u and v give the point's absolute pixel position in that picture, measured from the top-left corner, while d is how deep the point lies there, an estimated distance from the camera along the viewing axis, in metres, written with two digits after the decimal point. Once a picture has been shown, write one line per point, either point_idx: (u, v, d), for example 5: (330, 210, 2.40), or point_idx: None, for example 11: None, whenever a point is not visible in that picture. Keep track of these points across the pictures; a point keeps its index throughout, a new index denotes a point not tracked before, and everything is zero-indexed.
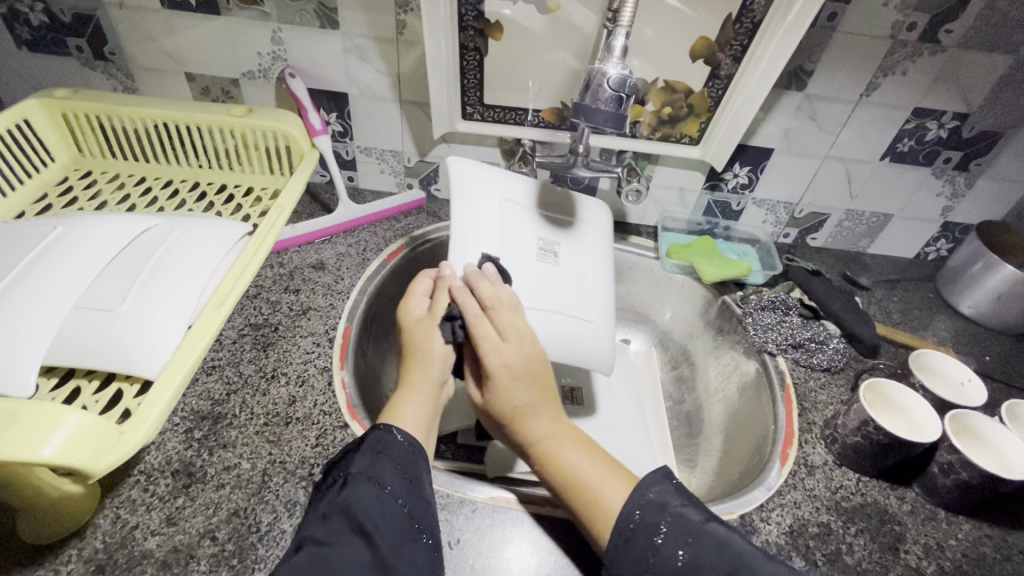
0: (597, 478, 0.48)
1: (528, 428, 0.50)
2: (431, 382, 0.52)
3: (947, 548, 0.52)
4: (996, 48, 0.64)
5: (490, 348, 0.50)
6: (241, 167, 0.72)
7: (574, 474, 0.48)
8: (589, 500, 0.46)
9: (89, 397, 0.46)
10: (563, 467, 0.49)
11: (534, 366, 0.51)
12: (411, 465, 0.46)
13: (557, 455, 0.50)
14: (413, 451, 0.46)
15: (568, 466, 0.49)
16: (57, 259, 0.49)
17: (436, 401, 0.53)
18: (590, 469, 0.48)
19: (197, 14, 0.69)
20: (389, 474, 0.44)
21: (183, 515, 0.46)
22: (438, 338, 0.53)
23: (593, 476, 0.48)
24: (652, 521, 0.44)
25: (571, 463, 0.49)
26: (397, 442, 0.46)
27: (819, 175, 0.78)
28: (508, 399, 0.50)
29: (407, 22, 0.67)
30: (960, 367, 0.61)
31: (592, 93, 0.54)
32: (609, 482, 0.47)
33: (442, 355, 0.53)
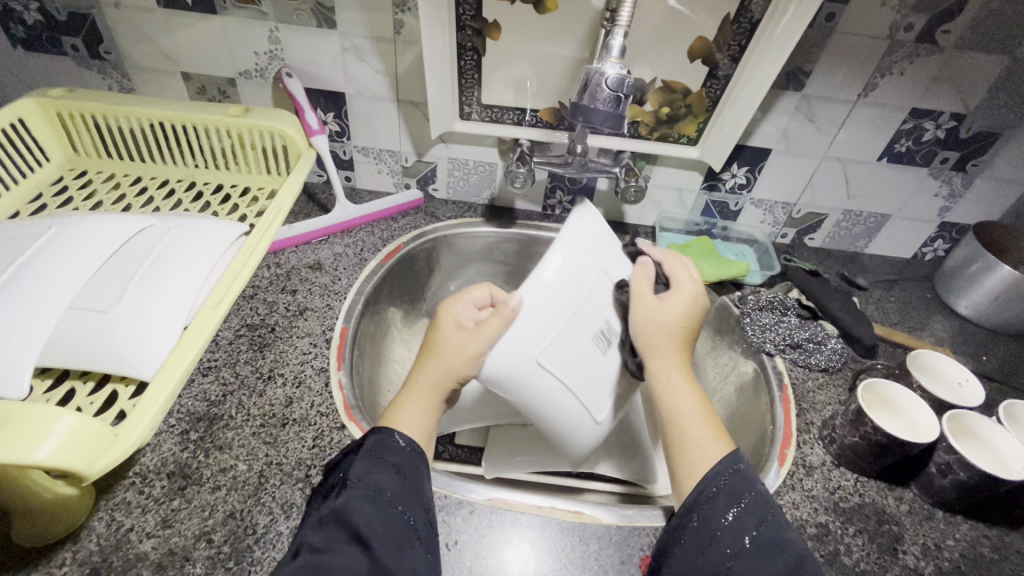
0: (699, 431, 0.50)
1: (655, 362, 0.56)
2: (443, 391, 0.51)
3: (945, 548, 0.52)
4: (993, 49, 0.64)
5: (683, 279, 0.60)
6: (238, 167, 0.72)
7: (681, 416, 0.51)
8: (681, 440, 0.50)
9: (84, 398, 0.46)
10: (675, 407, 0.52)
11: (690, 326, 0.57)
12: (411, 469, 0.45)
13: (673, 396, 0.53)
14: (414, 458, 0.46)
15: (677, 407, 0.52)
16: (52, 261, 0.49)
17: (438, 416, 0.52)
18: (693, 417, 0.51)
19: (193, 13, 0.69)
20: (385, 476, 0.44)
21: (178, 517, 0.46)
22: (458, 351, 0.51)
23: (698, 433, 0.49)
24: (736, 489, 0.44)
25: (678, 407, 0.52)
26: (398, 447, 0.46)
27: (817, 175, 0.78)
28: (660, 319, 0.56)
29: (404, 22, 0.67)
30: (958, 367, 0.61)
31: (590, 93, 0.55)
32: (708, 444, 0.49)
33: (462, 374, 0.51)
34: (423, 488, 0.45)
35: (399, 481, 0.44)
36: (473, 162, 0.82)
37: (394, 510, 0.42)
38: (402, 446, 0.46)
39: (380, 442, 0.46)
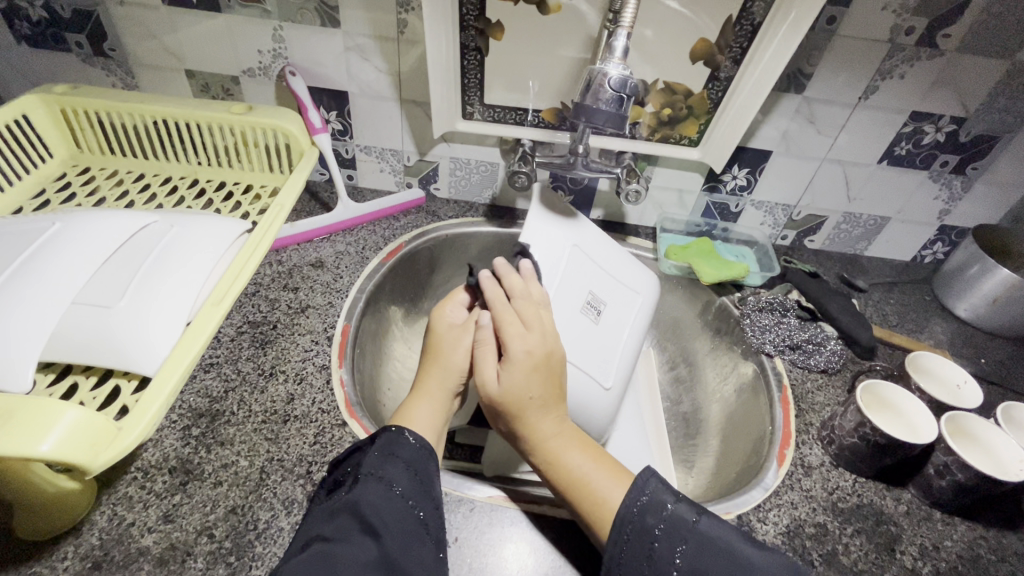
0: (602, 479, 0.48)
1: (533, 425, 0.51)
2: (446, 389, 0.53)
3: (943, 549, 0.52)
4: (993, 53, 0.64)
5: (513, 333, 0.51)
6: (241, 165, 0.72)
7: (575, 474, 0.49)
8: (590, 501, 0.47)
9: (87, 393, 0.46)
10: (566, 469, 0.49)
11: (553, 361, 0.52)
12: (422, 466, 0.46)
13: (560, 456, 0.50)
14: (424, 454, 0.47)
15: (571, 468, 0.49)
16: (56, 256, 0.49)
17: (445, 411, 0.53)
18: (592, 470, 0.49)
19: (198, 11, 0.69)
20: (398, 472, 0.44)
21: (179, 512, 0.46)
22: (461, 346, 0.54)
23: (597, 477, 0.48)
24: (648, 524, 0.44)
25: (573, 465, 0.49)
26: (408, 444, 0.46)
27: (817, 177, 0.79)
28: (517, 386, 0.50)
29: (408, 21, 0.67)
30: (956, 369, 0.61)
31: (592, 94, 0.55)
32: (610, 483, 0.48)
33: (459, 370, 0.53)
34: (433, 480, 0.46)
35: (411, 478, 0.45)
36: (475, 161, 0.82)
37: (404, 502, 0.43)
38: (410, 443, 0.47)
39: (391, 440, 0.46)
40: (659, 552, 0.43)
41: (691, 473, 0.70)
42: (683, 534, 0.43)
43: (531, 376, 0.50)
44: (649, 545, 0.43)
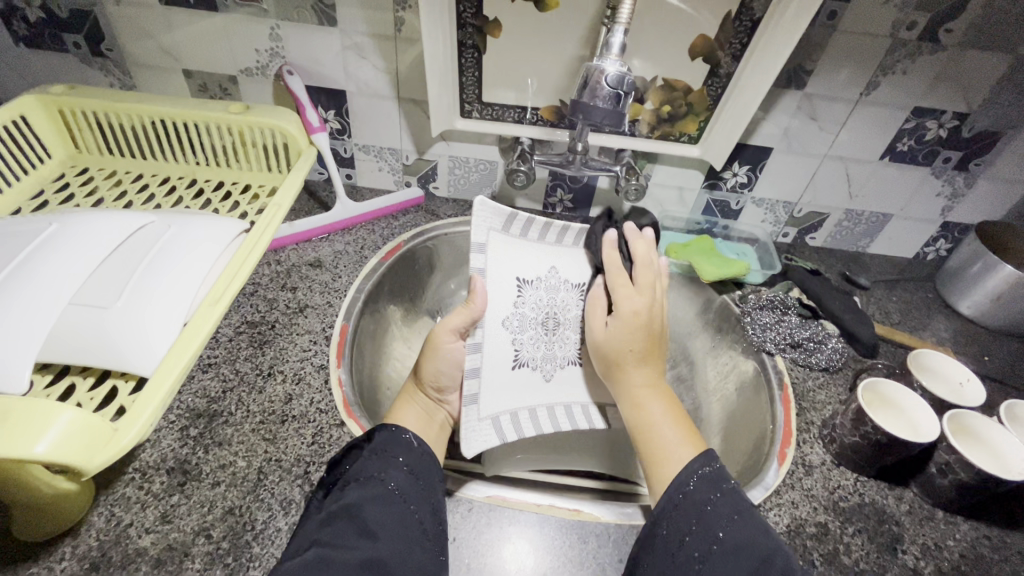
0: (671, 437, 0.50)
1: (626, 370, 0.55)
2: (430, 399, 0.60)
3: (945, 548, 0.51)
4: (995, 48, 0.63)
5: (624, 293, 0.58)
6: (239, 164, 0.72)
7: (653, 423, 0.52)
8: (657, 450, 0.50)
9: (84, 394, 0.46)
10: (646, 416, 0.52)
11: (653, 322, 0.57)
12: (420, 467, 0.48)
13: (644, 404, 0.53)
14: (425, 458, 0.49)
15: (650, 417, 0.52)
16: (52, 257, 0.49)
17: (433, 414, 0.59)
18: (668, 426, 0.51)
19: (194, 10, 0.69)
20: (398, 470, 0.46)
21: (177, 513, 0.46)
22: (444, 359, 0.59)
23: (668, 436, 0.50)
24: (709, 485, 0.44)
25: (655, 416, 0.52)
26: (408, 444, 0.49)
27: (818, 174, 0.78)
28: (614, 341, 0.56)
29: (405, 19, 0.67)
30: (959, 367, 0.61)
31: (590, 90, 0.56)
32: (681, 443, 0.50)
33: (439, 384, 0.59)
34: (433, 482, 0.48)
35: (410, 478, 0.47)
36: (473, 160, 0.82)
37: (409, 509, 0.44)
38: (413, 445, 0.49)
39: (391, 439, 0.48)
40: (709, 515, 0.43)
41: None
42: (735, 509, 0.43)
43: (632, 330, 0.56)
44: (700, 506, 0.43)
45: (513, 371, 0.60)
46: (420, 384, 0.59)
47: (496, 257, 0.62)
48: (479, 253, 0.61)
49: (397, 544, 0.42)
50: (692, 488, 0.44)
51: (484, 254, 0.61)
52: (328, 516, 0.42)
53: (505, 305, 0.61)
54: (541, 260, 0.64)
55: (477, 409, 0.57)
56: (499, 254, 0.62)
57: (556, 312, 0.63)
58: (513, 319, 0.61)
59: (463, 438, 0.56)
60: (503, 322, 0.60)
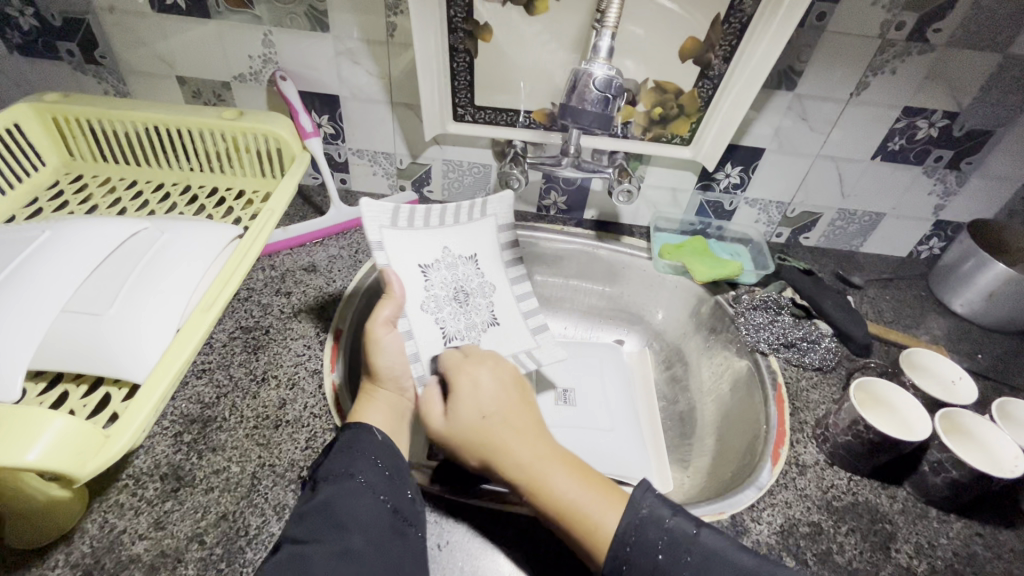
0: (589, 505, 0.46)
1: (506, 456, 0.49)
2: (393, 392, 0.56)
3: (938, 546, 0.51)
4: (984, 47, 0.64)
5: (471, 377, 0.55)
6: (233, 170, 0.72)
7: (563, 500, 0.46)
8: (582, 525, 0.45)
9: (77, 401, 0.46)
10: (553, 492, 0.47)
11: (511, 393, 0.55)
12: (390, 463, 0.48)
13: (545, 481, 0.48)
14: (391, 452, 0.49)
15: (557, 494, 0.47)
16: (45, 265, 0.50)
17: (398, 406, 0.55)
18: (578, 494, 0.47)
19: (187, 18, 0.69)
20: (366, 467, 0.46)
21: (170, 519, 0.46)
22: (387, 350, 0.56)
23: (585, 501, 0.46)
24: (649, 538, 0.44)
25: (560, 490, 0.47)
26: (374, 441, 0.49)
27: (811, 174, 0.79)
28: (479, 424, 0.51)
29: (397, 24, 0.67)
30: (950, 365, 0.61)
31: (578, 94, 0.56)
32: (600, 509, 0.46)
33: (394, 375, 0.56)
34: (406, 478, 0.48)
35: (382, 471, 0.47)
36: (466, 163, 0.82)
37: (381, 500, 0.45)
38: (377, 439, 0.49)
39: (356, 437, 0.48)
40: (667, 553, 0.43)
41: (686, 473, 0.70)
42: (686, 546, 0.43)
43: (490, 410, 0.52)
44: (653, 558, 0.43)
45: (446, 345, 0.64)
46: (375, 380, 0.56)
47: (396, 248, 0.64)
48: (379, 253, 0.63)
49: (369, 534, 0.42)
50: (635, 543, 0.44)
51: (385, 251, 0.64)
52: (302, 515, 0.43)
53: (417, 291, 0.64)
54: (433, 242, 0.67)
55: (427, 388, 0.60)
56: (396, 246, 0.64)
57: (464, 285, 0.68)
58: (428, 301, 0.65)
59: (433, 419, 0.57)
60: (422, 306, 0.64)
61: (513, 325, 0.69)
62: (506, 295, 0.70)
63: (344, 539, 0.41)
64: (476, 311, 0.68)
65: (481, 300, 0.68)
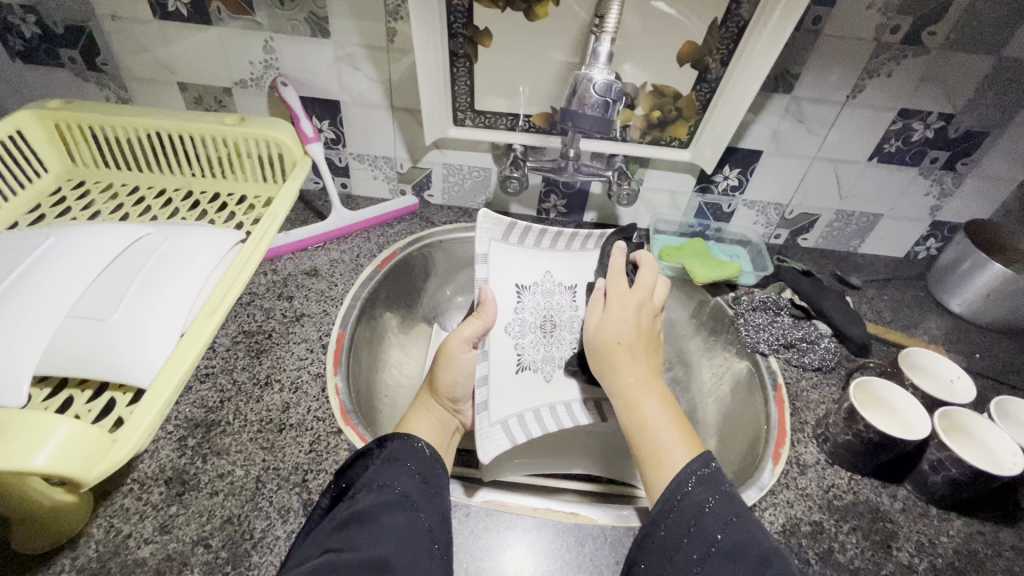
0: (665, 439, 0.49)
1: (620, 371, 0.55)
2: (445, 407, 0.59)
3: (939, 545, 0.52)
4: (979, 49, 0.64)
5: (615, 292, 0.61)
6: (235, 176, 0.73)
7: (648, 424, 0.51)
8: (651, 453, 0.49)
9: (82, 406, 0.46)
10: (643, 416, 0.52)
11: (645, 322, 0.59)
12: (428, 473, 0.48)
13: (640, 403, 0.52)
14: (434, 466, 0.49)
15: (646, 418, 0.51)
16: (51, 271, 0.50)
17: (446, 422, 0.59)
18: (664, 424, 0.51)
19: (189, 24, 0.69)
20: (405, 480, 0.46)
21: (175, 523, 0.46)
22: (458, 369, 0.59)
23: (664, 436, 0.50)
24: (703, 492, 0.44)
25: (650, 415, 0.51)
26: (419, 454, 0.48)
27: (808, 176, 0.79)
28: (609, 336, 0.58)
29: (397, 30, 0.68)
30: (949, 364, 0.61)
31: (578, 98, 0.57)
32: (677, 445, 0.49)
33: (453, 394, 0.59)
34: (442, 490, 0.48)
35: (421, 485, 0.47)
36: (467, 167, 0.83)
37: (418, 517, 0.44)
38: (425, 452, 0.49)
39: (400, 451, 0.48)
40: (707, 517, 0.42)
41: None
42: (734, 512, 0.42)
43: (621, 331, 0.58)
44: (700, 507, 0.43)
45: (518, 375, 0.62)
46: (435, 393, 0.59)
47: (497, 265, 0.65)
48: (483, 265, 0.64)
49: (402, 546, 0.41)
50: (691, 491, 0.44)
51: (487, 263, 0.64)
52: (339, 524, 0.42)
53: (508, 312, 0.64)
54: (538, 265, 0.67)
55: (488, 415, 0.58)
56: (502, 263, 0.65)
57: (555, 316, 0.66)
58: (514, 325, 0.64)
59: (480, 443, 0.57)
60: (505, 328, 0.63)
61: None
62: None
63: (375, 547, 0.40)
64: (558, 347, 0.65)
65: (567, 334, 0.65)
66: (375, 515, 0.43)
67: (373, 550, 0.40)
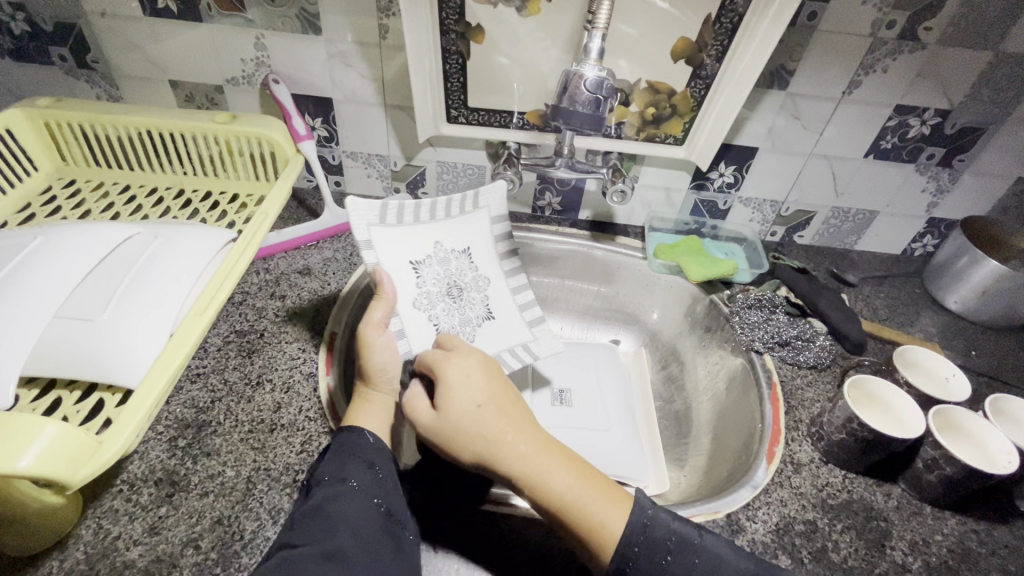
0: (589, 502, 0.45)
1: (499, 449, 0.48)
2: (388, 393, 0.54)
3: (933, 543, 0.52)
4: (976, 44, 0.64)
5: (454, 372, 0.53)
6: (226, 174, 0.72)
7: (560, 495, 0.46)
8: (585, 523, 0.45)
9: (71, 407, 0.46)
10: (549, 489, 0.46)
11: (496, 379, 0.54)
12: (381, 463, 0.48)
13: (541, 477, 0.47)
14: (380, 453, 0.48)
15: (555, 489, 0.46)
16: (39, 271, 0.50)
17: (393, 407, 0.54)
18: (578, 489, 0.46)
19: (179, 21, 0.69)
20: (357, 470, 0.46)
21: (166, 524, 0.46)
22: (380, 351, 0.54)
23: (584, 497, 0.46)
24: (659, 539, 0.44)
25: (559, 487, 0.46)
26: (365, 442, 0.48)
27: (804, 173, 0.79)
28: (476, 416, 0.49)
29: (390, 26, 0.67)
30: (944, 362, 0.61)
31: (569, 95, 0.56)
32: (605, 508, 0.45)
33: (387, 376, 0.54)
34: (396, 482, 0.47)
35: (373, 475, 0.46)
36: (460, 165, 0.82)
37: (371, 503, 0.44)
38: (370, 443, 0.49)
39: (348, 440, 0.48)
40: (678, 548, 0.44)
41: (682, 472, 0.69)
42: (694, 552, 0.44)
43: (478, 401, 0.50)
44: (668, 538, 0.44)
45: None
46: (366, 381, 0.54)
47: (382, 249, 0.62)
48: (367, 252, 0.61)
49: (358, 535, 0.42)
50: (642, 547, 0.43)
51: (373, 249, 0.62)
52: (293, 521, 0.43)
53: (410, 289, 0.63)
54: (422, 238, 0.65)
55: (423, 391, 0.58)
56: (384, 246, 0.63)
57: (455, 280, 0.66)
58: (421, 298, 0.63)
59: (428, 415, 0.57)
60: (414, 304, 0.62)
61: (511, 319, 0.67)
62: (500, 287, 0.68)
63: (332, 540, 0.41)
64: (467, 308, 0.65)
65: (473, 295, 0.66)
66: (322, 508, 0.43)
67: (327, 542, 0.41)
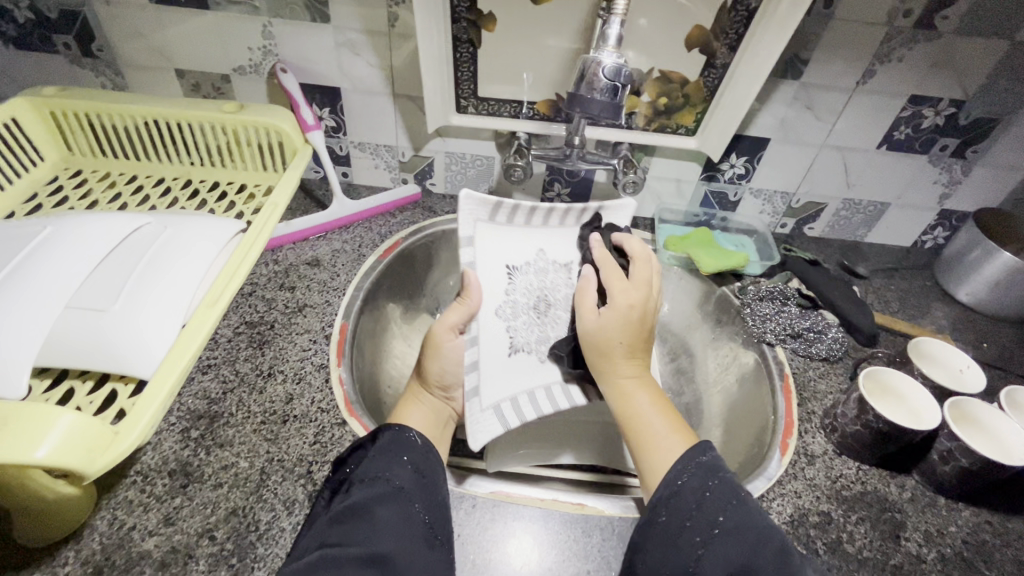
0: (659, 428, 0.50)
1: (613, 360, 0.54)
2: (438, 398, 0.58)
3: (947, 534, 0.52)
4: (993, 34, 0.63)
5: (620, 287, 0.57)
6: (234, 164, 0.71)
7: (639, 415, 0.51)
8: (646, 440, 0.50)
9: (83, 397, 0.46)
10: (635, 406, 0.52)
11: (648, 317, 0.57)
12: (426, 466, 0.47)
13: (630, 396, 0.53)
14: (428, 456, 0.48)
15: (637, 407, 0.52)
16: (50, 260, 0.49)
17: (440, 414, 0.58)
18: (655, 417, 0.51)
19: (185, 9, 0.68)
20: (402, 471, 0.46)
21: (180, 515, 0.46)
22: (447, 357, 0.57)
23: (655, 427, 0.50)
24: (701, 479, 0.44)
25: (641, 407, 0.52)
26: (414, 444, 0.48)
27: (816, 164, 0.78)
28: (605, 334, 0.55)
29: (399, 15, 0.67)
30: (958, 354, 0.61)
31: (586, 83, 0.56)
32: (671, 436, 0.49)
33: (444, 384, 0.58)
34: (440, 484, 0.47)
35: (416, 477, 0.46)
36: (469, 156, 0.81)
37: (414, 509, 0.44)
38: (417, 444, 0.49)
39: (395, 439, 0.48)
40: (708, 501, 0.42)
41: None
42: (734, 496, 0.42)
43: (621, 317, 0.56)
44: (699, 493, 0.43)
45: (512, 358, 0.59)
46: (425, 384, 0.58)
47: (483, 247, 0.62)
48: (467, 248, 0.62)
49: (402, 542, 0.41)
50: (684, 481, 0.44)
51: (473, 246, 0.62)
52: (334, 517, 0.42)
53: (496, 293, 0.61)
54: (528, 242, 0.65)
55: (479, 400, 0.56)
56: (487, 244, 0.63)
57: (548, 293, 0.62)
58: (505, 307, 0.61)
59: (470, 430, 0.54)
60: (497, 311, 0.60)
61: None
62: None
63: (375, 542, 0.40)
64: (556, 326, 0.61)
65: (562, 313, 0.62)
66: (369, 508, 0.42)
67: (372, 545, 0.40)
